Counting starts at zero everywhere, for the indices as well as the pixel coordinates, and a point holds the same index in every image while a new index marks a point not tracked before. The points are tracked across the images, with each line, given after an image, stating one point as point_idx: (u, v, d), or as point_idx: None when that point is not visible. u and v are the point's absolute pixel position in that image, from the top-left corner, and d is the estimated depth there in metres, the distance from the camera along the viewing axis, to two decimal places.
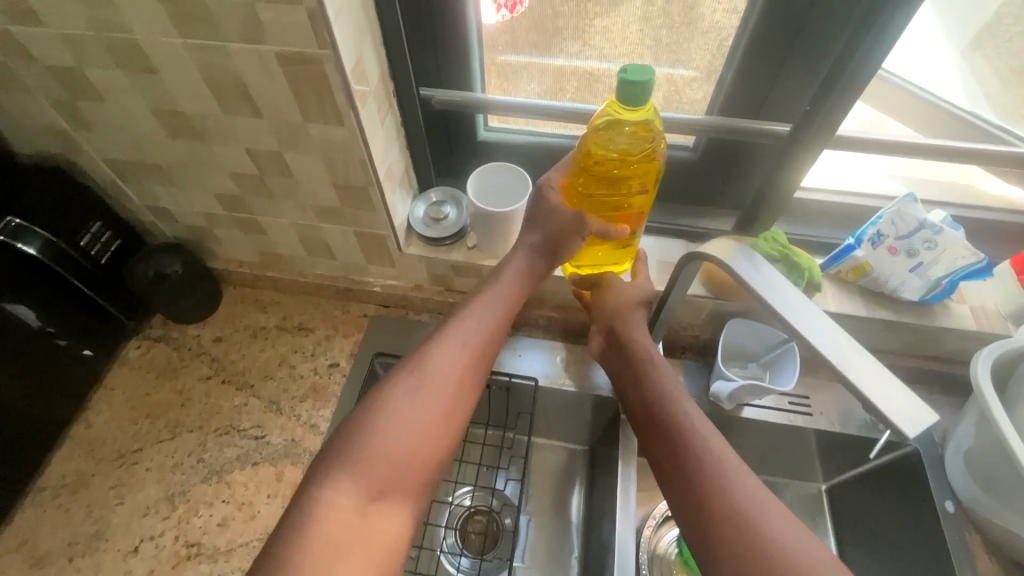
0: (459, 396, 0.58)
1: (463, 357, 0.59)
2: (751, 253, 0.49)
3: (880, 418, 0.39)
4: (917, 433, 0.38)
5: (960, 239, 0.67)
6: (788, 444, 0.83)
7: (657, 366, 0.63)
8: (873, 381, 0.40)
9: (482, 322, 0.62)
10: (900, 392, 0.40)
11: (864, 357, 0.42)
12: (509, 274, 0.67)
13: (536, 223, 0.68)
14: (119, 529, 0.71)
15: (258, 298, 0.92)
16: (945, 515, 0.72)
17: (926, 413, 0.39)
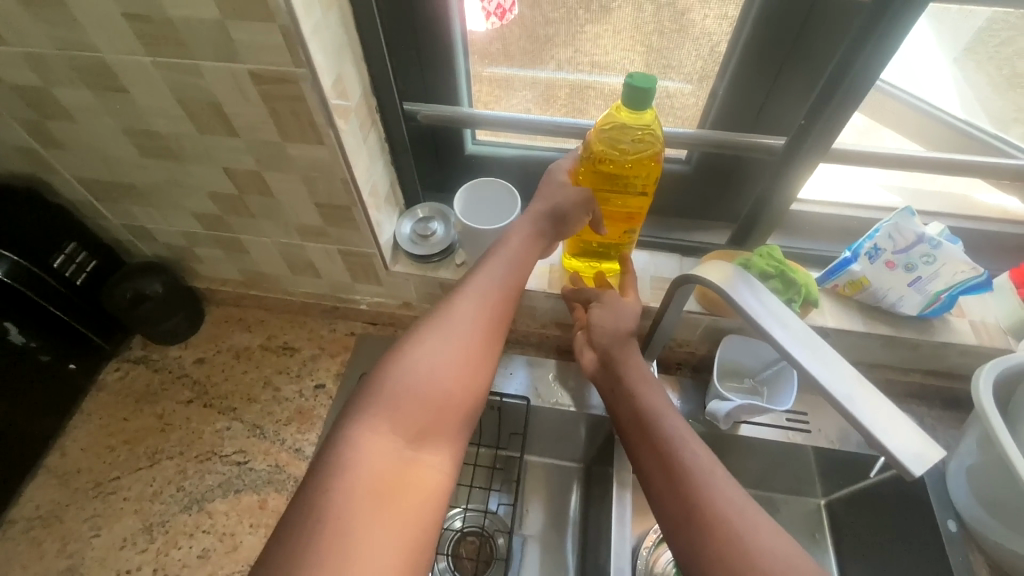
0: (489, 335, 0.55)
1: (491, 299, 0.57)
2: (750, 280, 0.48)
3: (885, 454, 0.37)
4: (923, 472, 0.36)
5: (959, 254, 0.65)
6: (786, 461, 0.81)
7: (646, 381, 0.60)
8: (877, 415, 0.38)
9: (506, 266, 0.59)
10: (905, 427, 0.38)
11: (869, 390, 0.40)
12: (518, 232, 0.62)
13: (544, 194, 0.64)
14: (95, 562, 0.68)
15: (241, 317, 0.89)
16: (948, 534, 0.71)
17: (934, 450, 0.37)
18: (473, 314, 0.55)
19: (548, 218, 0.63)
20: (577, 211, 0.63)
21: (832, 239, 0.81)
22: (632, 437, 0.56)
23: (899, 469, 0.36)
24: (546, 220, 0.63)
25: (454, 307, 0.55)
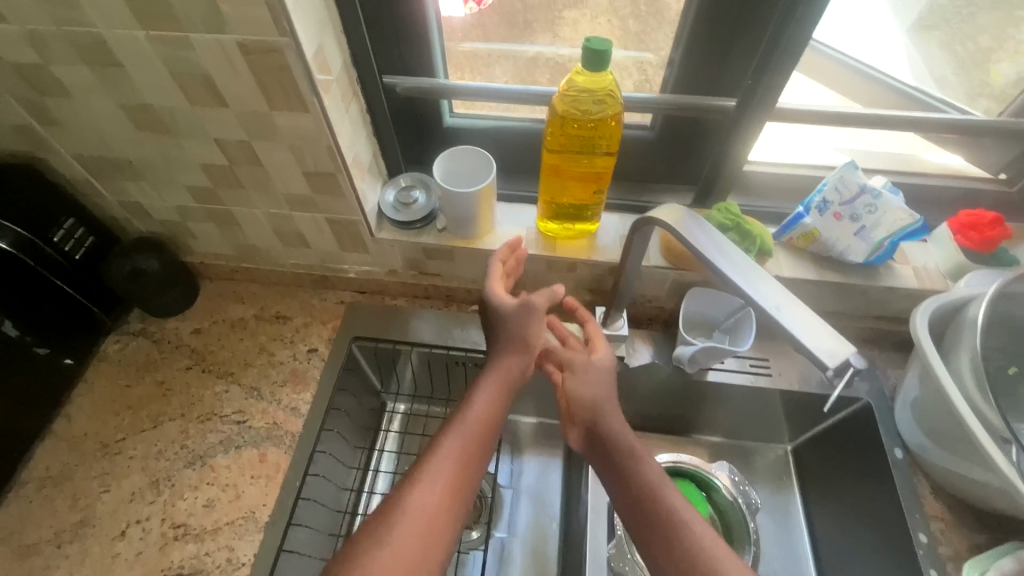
0: (449, 508, 0.56)
1: (454, 460, 0.58)
2: (700, 219, 0.53)
3: (805, 353, 0.43)
4: (837, 366, 0.41)
5: (898, 202, 0.72)
6: (752, 405, 0.87)
7: (624, 435, 0.64)
8: (801, 324, 0.44)
9: (465, 431, 0.61)
10: (825, 331, 0.43)
11: (796, 303, 0.46)
12: (476, 399, 0.64)
13: (497, 320, 0.69)
14: (106, 515, 0.72)
15: (235, 290, 0.94)
16: (895, 461, 0.76)
17: (848, 348, 0.42)
18: (437, 492, 0.56)
19: (504, 372, 0.67)
20: (522, 327, 0.68)
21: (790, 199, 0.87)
22: (623, 498, 0.60)
23: (818, 366, 0.42)
24: (498, 373, 0.67)
25: (418, 479, 0.56)
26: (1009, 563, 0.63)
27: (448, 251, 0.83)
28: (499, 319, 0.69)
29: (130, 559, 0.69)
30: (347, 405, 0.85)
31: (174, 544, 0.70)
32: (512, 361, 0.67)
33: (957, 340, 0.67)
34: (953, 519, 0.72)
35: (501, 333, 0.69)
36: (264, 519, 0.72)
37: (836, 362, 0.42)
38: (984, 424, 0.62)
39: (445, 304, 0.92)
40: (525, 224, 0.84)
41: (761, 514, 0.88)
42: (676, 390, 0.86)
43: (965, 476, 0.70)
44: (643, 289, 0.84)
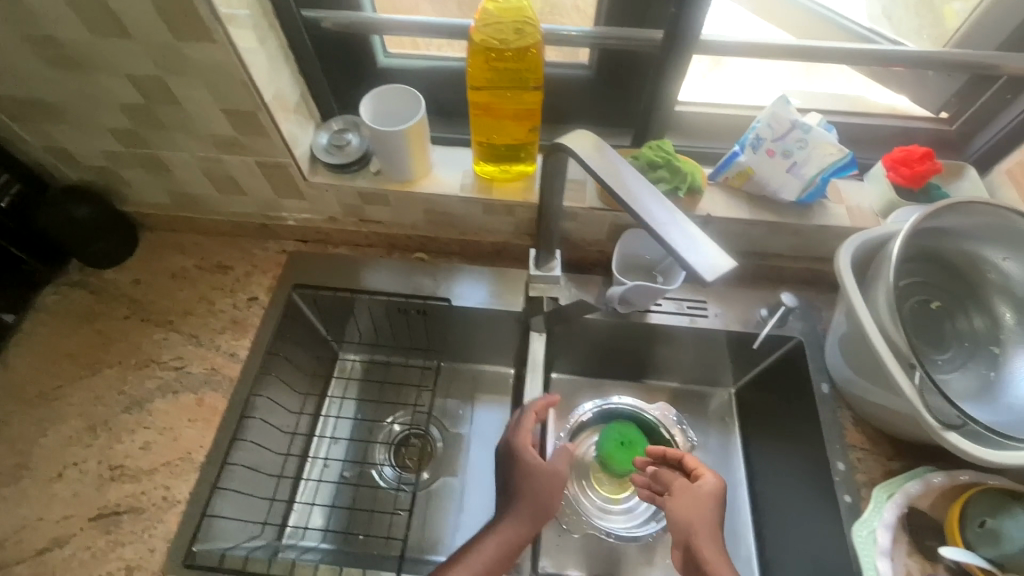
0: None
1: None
2: (603, 146, 0.54)
3: (687, 268, 0.45)
4: (713, 276, 0.43)
5: (828, 137, 0.72)
6: (692, 347, 0.89)
7: (706, 547, 0.64)
8: (686, 240, 0.46)
9: (479, 559, 0.64)
10: (706, 246, 0.46)
11: (685, 222, 0.48)
12: (492, 533, 0.67)
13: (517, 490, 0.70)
14: (44, 459, 0.73)
15: (176, 240, 0.92)
16: (820, 395, 0.78)
17: (725, 262, 0.45)
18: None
19: (519, 511, 0.68)
20: (539, 479, 0.70)
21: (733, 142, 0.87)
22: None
23: (695, 278, 0.44)
24: (513, 518, 0.68)
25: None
26: (915, 484, 0.66)
27: (383, 195, 0.82)
28: (523, 474, 0.71)
29: (67, 499, 0.70)
30: (290, 352, 0.85)
31: (111, 483, 0.71)
32: (518, 527, 0.67)
33: (876, 273, 0.68)
34: (870, 446, 0.75)
35: (523, 494, 0.69)
36: (200, 460, 0.74)
37: (712, 273, 0.44)
38: (895, 351, 0.63)
39: (388, 251, 0.92)
40: (463, 167, 0.84)
41: (698, 452, 0.90)
42: (615, 332, 0.88)
43: (881, 404, 0.72)
44: (582, 231, 0.84)
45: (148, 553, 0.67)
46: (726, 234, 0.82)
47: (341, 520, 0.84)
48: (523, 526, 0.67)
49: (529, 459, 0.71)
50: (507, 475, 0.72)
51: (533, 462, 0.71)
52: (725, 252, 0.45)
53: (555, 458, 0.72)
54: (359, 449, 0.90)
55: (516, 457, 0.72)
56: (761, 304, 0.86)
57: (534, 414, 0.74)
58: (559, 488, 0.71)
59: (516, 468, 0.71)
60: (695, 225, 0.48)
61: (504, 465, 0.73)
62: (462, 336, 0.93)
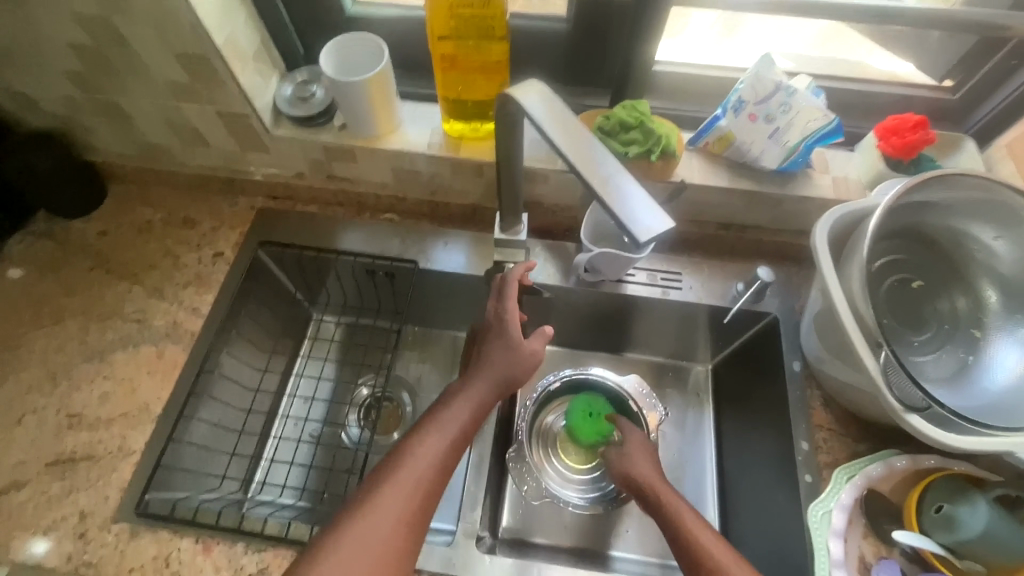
0: (428, 484, 0.55)
1: (441, 453, 0.58)
2: (551, 97, 0.51)
3: (623, 228, 0.43)
4: (648, 239, 0.42)
5: (813, 102, 0.67)
6: (665, 319, 0.86)
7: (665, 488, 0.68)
8: (626, 199, 0.44)
9: (456, 423, 0.60)
10: (645, 205, 0.44)
11: (629, 178, 0.46)
12: (462, 402, 0.62)
13: (490, 356, 0.66)
14: (3, 405, 0.73)
15: (144, 193, 0.91)
16: (791, 374, 0.76)
17: (664, 223, 0.43)
18: (422, 465, 0.56)
19: (495, 378, 0.65)
20: (514, 352, 0.66)
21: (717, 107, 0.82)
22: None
23: (631, 239, 0.43)
24: (484, 383, 0.64)
25: (404, 459, 0.56)
26: (876, 467, 0.65)
27: (347, 150, 0.80)
28: (503, 346, 0.66)
29: (25, 445, 0.71)
30: (253, 309, 0.84)
31: (68, 432, 0.72)
32: (490, 394, 0.64)
33: (852, 248, 0.65)
34: (839, 428, 0.72)
35: (499, 364, 0.65)
36: (158, 412, 0.73)
37: (648, 235, 0.42)
38: (862, 328, 0.60)
39: (358, 212, 0.90)
40: (432, 125, 0.81)
41: (664, 425, 0.88)
42: (585, 302, 0.85)
43: (848, 385, 0.69)
44: (554, 196, 0.82)
45: (101, 501, 0.68)
46: (703, 203, 0.78)
47: (303, 477, 0.82)
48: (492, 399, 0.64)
49: (513, 333, 0.67)
50: (487, 343, 0.67)
51: (513, 339, 0.66)
52: (666, 212, 0.44)
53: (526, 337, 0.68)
54: (327, 410, 0.88)
55: (505, 326, 0.67)
56: (738, 278, 0.83)
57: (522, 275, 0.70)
58: (533, 367, 0.67)
59: (498, 339, 0.67)
60: (638, 184, 0.46)
61: (484, 334, 0.68)
62: (433, 301, 0.92)
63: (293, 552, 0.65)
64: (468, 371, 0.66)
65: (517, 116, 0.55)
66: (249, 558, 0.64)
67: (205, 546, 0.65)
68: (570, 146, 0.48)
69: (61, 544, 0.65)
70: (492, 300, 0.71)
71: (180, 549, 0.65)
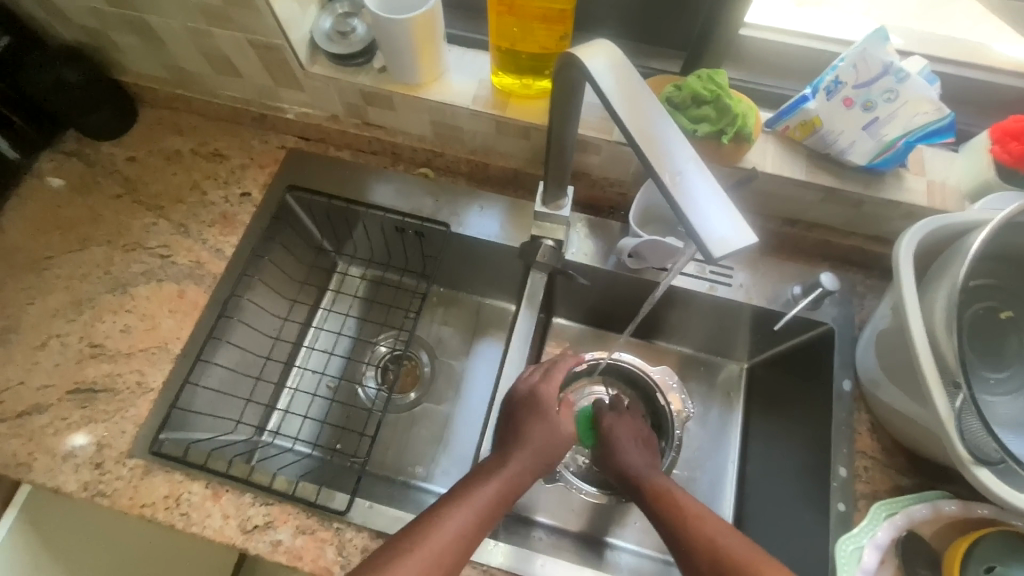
0: (452, 556, 0.54)
1: (469, 525, 0.57)
2: (620, 63, 0.43)
3: (692, 235, 0.37)
4: (723, 254, 0.36)
5: (926, 91, 0.56)
6: (708, 315, 0.80)
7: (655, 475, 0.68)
8: (700, 202, 0.38)
9: (494, 488, 0.60)
10: (723, 213, 0.37)
11: (705, 173, 0.39)
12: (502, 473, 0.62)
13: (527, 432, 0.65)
14: (30, 326, 0.74)
15: (175, 121, 0.87)
16: (839, 393, 0.70)
17: (742, 235, 0.37)
18: (451, 530, 0.55)
19: (535, 450, 0.64)
20: (549, 425, 0.66)
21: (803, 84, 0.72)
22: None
23: (703, 250, 0.36)
24: (529, 453, 0.64)
25: (432, 523, 0.56)
26: (921, 509, 0.60)
27: (386, 96, 0.74)
28: (539, 418, 0.66)
29: (48, 368, 0.71)
30: (276, 255, 0.82)
31: (90, 361, 0.72)
32: (527, 467, 0.64)
33: (940, 268, 0.57)
34: (883, 457, 0.67)
35: (535, 437, 0.65)
36: (176, 351, 0.73)
37: (723, 249, 0.36)
38: (936, 362, 0.53)
39: (392, 162, 0.84)
40: (479, 76, 0.74)
41: (690, 423, 0.83)
42: (624, 289, 0.79)
43: (902, 414, 0.63)
44: (604, 168, 0.75)
45: (118, 434, 0.68)
46: (770, 195, 0.70)
47: (315, 432, 0.82)
48: (529, 475, 0.64)
49: (549, 409, 0.67)
50: (524, 418, 0.67)
51: (547, 412, 0.67)
52: (746, 223, 0.37)
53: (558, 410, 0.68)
54: (345, 365, 0.87)
55: (540, 400, 0.68)
56: (797, 281, 0.75)
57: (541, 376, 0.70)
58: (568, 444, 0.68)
59: (535, 415, 0.66)
60: (716, 184, 0.39)
61: (521, 407, 0.68)
62: (462, 265, 0.87)
63: (299, 510, 0.65)
64: (506, 441, 0.66)
65: (580, 79, 0.47)
66: (256, 510, 0.65)
67: (215, 493, 0.65)
68: (641, 130, 0.41)
69: (78, 471, 0.66)
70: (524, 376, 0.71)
71: (191, 492, 0.65)
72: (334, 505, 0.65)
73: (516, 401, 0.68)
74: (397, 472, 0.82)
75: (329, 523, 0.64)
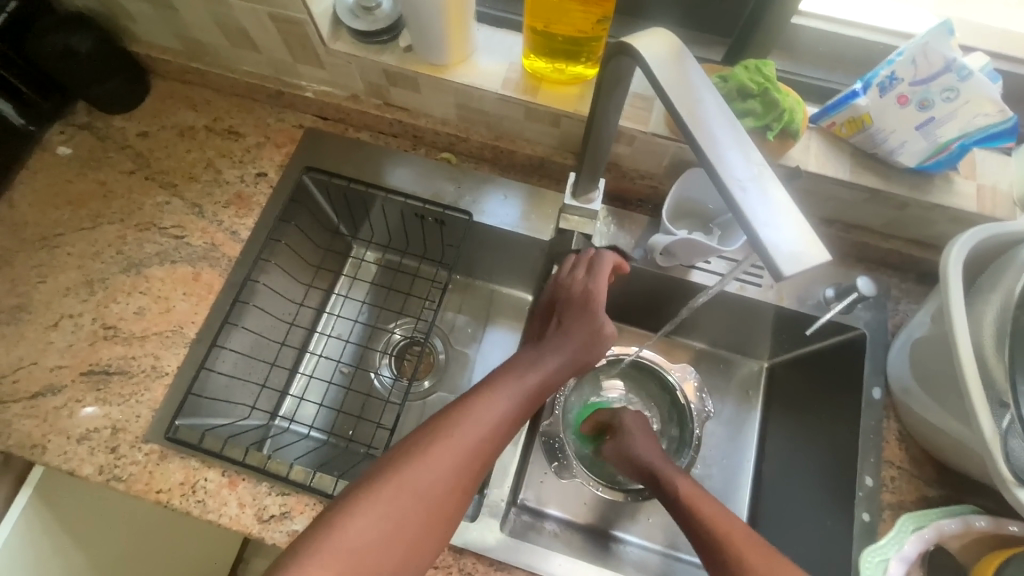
0: (485, 445, 0.55)
1: (501, 413, 0.57)
2: (677, 54, 0.40)
3: (760, 251, 0.35)
4: (795, 272, 0.34)
5: (990, 90, 0.53)
6: (736, 315, 0.78)
7: (677, 474, 0.66)
8: (763, 212, 0.36)
9: (528, 384, 0.61)
10: (792, 226, 0.36)
11: (772, 183, 0.37)
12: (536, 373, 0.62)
13: (569, 331, 0.66)
14: (41, 304, 0.72)
15: (188, 95, 0.84)
16: (869, 401, 0.68)
17: (812, 250, 0.35)
18: (483, 420, 0.55)
19: (570, 352, 0.65)
20: (589, 324, 0.66)
21: (850, 76, 0.69)
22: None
23: (771, 265, 0.35)
24: (566, 352, 0.64)
25: (468, 411, 0.56)
26: (951, 523, 0.59)
27: (410, 76, 0.71)
28: (579, 316, 0.66)
29: (61, 349, 0.70)
30: (292, 239, 0.79)
31: (103, 343, 0.70)
32: (560, 368, 0.64)
33: (994, 278, 0.55)
34: (912, 467, 0.65)
35: (573, 335, 0.65)
36: (191, 335, 0.71)
37: (793, 266, 0.34)
38: (983, 378, 0.51)
39: (413, 146, 0.82)
40: (509, 58, 0.71)
41: (710, 422, 0.82)
42: (649, 284, 0.78)
43: (936, 426, 0.61)
44: (635, 159, 0.72)
45: (134, 418, 0.67)
46: (809, 194, 0.68)
47: (329, 420, 0.81)
48: (565, 371, 0.64)
49: (591, 298, 0.66)
50: (567, 315, 0.66)
51: (588, 305, 0.66)
52: (818, 239, 0.35)
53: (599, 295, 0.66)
54: (359, 352, 0.86)
55: (589, 303, 0.66)
56: (829, 283, 0.73)
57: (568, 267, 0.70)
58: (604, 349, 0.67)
59: (581, 313, 0.66)
60: (783, 190, 0.37)
61: (567, 302, 0.67)
62: (480, 253, 0.85)
63: (316, 501, 0.64)
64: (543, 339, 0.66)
65: (630, 69, 0.44)
66: (272, 499, 0.64)
67: (232, 480, 0.65)
68: (699, 128, 0.39)
69: (93, 454, 0.65)
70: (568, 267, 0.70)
71: (207, 479, 0.65)
72: None
73: (558, 295, 0.68)
74: None
75: None
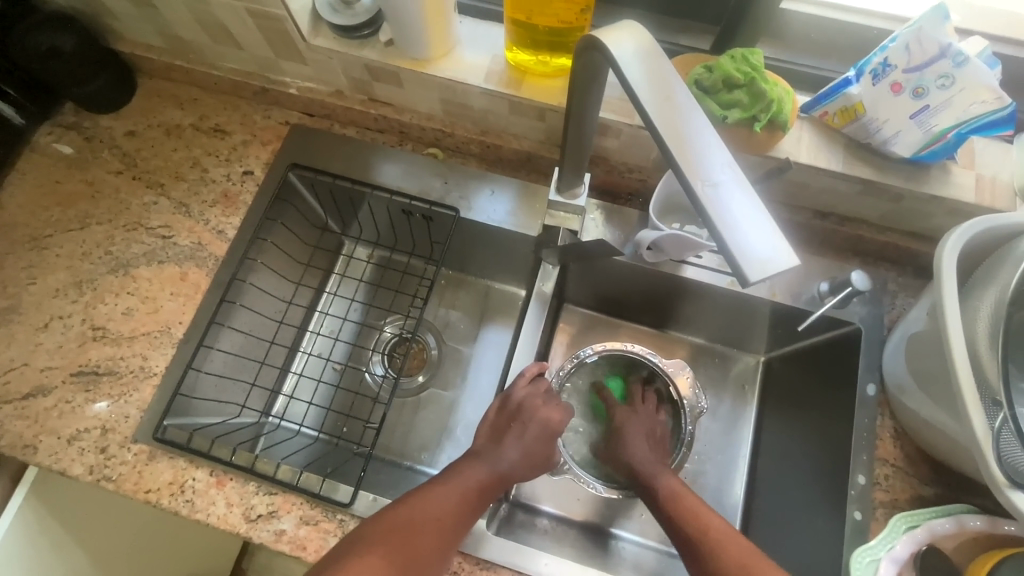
0: (438, 535, 0.56)
1: (454, 505, 0.59)
2: (646, 48, 0.39)
3: (727, 256, 0.34)
4: (760, 279, 0.33)
5: (987, 77, 0.51)
6: (730, 310, 0.76)
7: (660, 472, 0.68)
8: (735, 216, 0.35)
9: (477, 476, 0.62)
10: (764, 228, 0.35)
11: (743, 184, 0.36)
12: (483, 469, 0.63)
13: (516, 430, 0.66)
14: (32, 306, 0.72)
15: (175, 93, 0.83)
16: (863, 399, 0.67)
17: (779, 257, 0.34)
18: (436, 508, 0.58)
19: (527, 446, 0.65)
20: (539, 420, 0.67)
21: (843, 63, 0.67)
22: None
23: (738, 272, 0.34)
24: (519, 442, 0.65)
25: (421, 498, 0.58)
26: (944, 523, 0.58)
27: (392, 71, 0.70)
28: (528, 411, 0.67)
29: (51, 350, 0.70)
30: (279, 237, 0.79)
31: (92, 344, 0.71)
32: (510, 457, 0.64)
33: (988, 273, 0.53)
34: (906, 466, 0.64)
35: (526, 429, 0.66)
36: (178, 335, 0.71)
37: (761, 273, 0.33)
38: (975, 376, 0.50)
39: (400, 141, 0.81)
40: (493, 50, 0.69)
41: (705, 418, 0.81)
42: (641, 279, 0.76)
43: (929, 424, 0.60)
44: (624, 152, 0.71)
45: (122, 419, 0.68)
46: (802, 186, 0.66)
47: (320, 418, 0.81)
48: (520, 471, 0.65)
49: (535, 416, 0.67)
50: (518, 415, 0.67)
51: (543, 417, 0.67)
52: (787, 243, 0.34)
53: (545, 411, 0.67)
54: (350, 350, 0.86)
55: (534, 408, 0.67)
56: (824, 277, 0.71)
57: (526, 381, 0.69)
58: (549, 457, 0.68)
59: (531, 409, 0.67)
60: (752, 193, 0.36)
61: (517, 412, 0.67)
62: (468, 248, 0.84)
63: (302, 500, 0.64)
64: (495, 433, 0.67)
65: (603, 62, 0.43)
66: (259, 498, 0.64)
67: (219, 480, 0.65)
68: (669, 128, 0.37)
69: (83, 454, 0.66)
70: (518, 376, 0.71)
71: (195, 478, 0.65)
72: (338, 497, 0.64)
73: (518, 399, 0.68)
74: (402, 457, 0.81)
75: (332, 514, 0.64)
